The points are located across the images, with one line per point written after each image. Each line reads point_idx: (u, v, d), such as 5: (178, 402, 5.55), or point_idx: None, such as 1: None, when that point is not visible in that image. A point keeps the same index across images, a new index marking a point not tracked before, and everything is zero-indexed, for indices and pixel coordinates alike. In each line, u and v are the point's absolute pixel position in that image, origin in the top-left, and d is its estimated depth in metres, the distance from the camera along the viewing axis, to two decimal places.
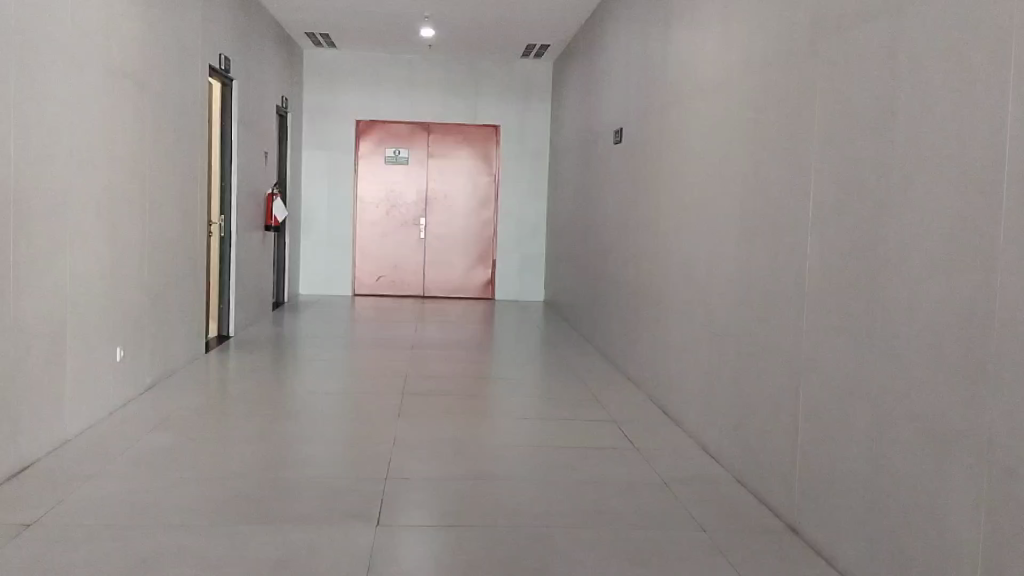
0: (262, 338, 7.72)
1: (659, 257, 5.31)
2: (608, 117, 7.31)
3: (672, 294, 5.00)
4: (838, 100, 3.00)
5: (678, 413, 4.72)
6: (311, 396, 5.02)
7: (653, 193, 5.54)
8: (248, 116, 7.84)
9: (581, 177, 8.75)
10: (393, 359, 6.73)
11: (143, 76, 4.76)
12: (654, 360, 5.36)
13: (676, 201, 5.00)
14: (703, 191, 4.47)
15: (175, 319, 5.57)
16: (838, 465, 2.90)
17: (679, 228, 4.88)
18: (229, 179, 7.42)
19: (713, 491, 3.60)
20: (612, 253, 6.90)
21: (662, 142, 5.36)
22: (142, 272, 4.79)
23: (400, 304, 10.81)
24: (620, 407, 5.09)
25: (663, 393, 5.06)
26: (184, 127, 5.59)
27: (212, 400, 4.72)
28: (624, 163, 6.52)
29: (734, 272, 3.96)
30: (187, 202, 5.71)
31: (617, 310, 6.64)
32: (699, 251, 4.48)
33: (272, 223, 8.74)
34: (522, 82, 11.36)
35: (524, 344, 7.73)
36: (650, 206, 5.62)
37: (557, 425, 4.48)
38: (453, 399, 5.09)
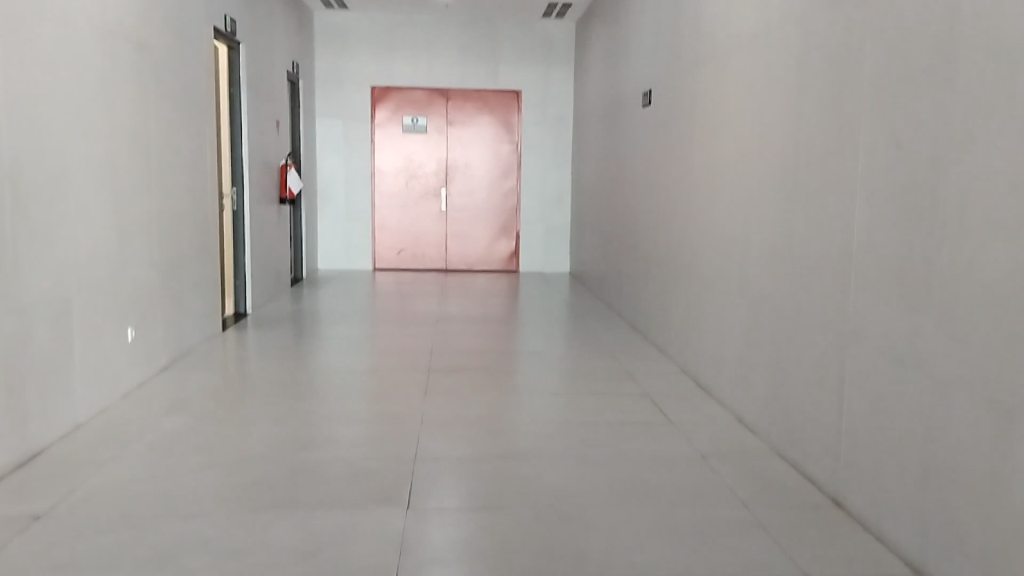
0: (280, 314, 7.63)
1: (691, 225, 5.03)
2: (634, 79, 6.96)
3: (705, 262, 4.73)
4: (880, 35, 2.68)
5: (711, 388, 4.48)
6: (332, 375, 4.89)
7: (683, 155, 5.24)
8: (258, 84, 7.64)
9: (607, 143, 8.41)
10: (416, 335, 6.58)
11: (144, 41, 4.56)
12: (686, 334, 5.12)
13: (707, 163, 4.69)
14: (734, 150, 4.18)
15: (184, 294, 5.47)
16: (877, 432, 2.62)
17: (711, 192, 4.59)
18: (239, 150, 7.25)
19: (742, 457, 3.35)
20: (640, 221, 6.63)
21: (692, 101, 5.03)
22: (149, 248, 4.67)
23: (422, 277, 10.64)
24: (649, 382, 4.88)
25: (697, 366, 4.82)
26: (188, 94, 5.40)
27: (230, 381, 4.62)
28: (652, 127, 6.19)
29: (764, 235, 3.69)
30: (192, 170, 5.54)
31: (647, 282, 6.39)
32: (731, 216, 4.21)
33: (286, 196, 8.59)
34: (543, 45, 10.95)
35: (549, 317, 7.53)
36: (680, 169, 5.31)
37: (582, 400, 4.29)
38: (476, 375, 4.93)
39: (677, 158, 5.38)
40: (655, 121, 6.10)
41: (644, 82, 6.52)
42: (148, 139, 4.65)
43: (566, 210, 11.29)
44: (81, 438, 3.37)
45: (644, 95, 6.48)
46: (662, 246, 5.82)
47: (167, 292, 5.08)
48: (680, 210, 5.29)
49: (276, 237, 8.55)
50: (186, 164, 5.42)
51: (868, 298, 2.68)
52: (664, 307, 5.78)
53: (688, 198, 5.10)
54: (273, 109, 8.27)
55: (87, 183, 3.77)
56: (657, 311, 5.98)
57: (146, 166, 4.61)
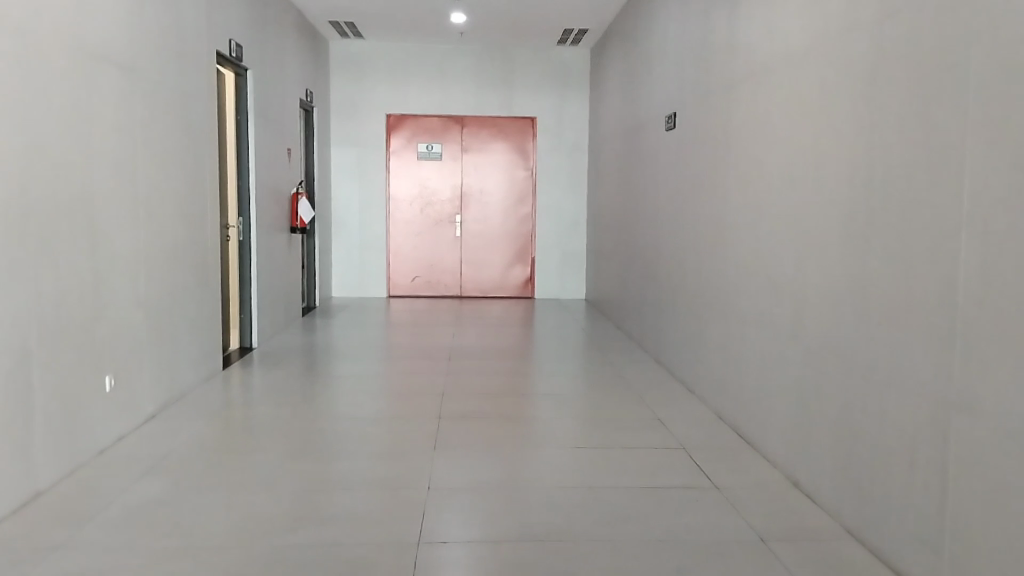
0: (287, 349, 7.25)
1: (729, 258, 4.56)
2: (658, 102, 6.57)
3: (746, 297, 4.25)
4: (981, 40, 2.23)
5: (758, 440, 3.97)
6: (337, 425, 4.47)
7: (718, 181, 4.80)
8: (266, 112, 7.36)
9: (626, 168, 8.01)
10: (428, 373, 6.13)
11: (111, 75, 4.29)
12: (725, 376, 4.61)
13: (748, 189, 4.24)
14: (781, 178, 3.74)
15: (171, 336, 5.11)
16: (993, 531, 2.12)
17: (753, 222, 4.14)
18: (246, 179, 6.96)
19: (812, 539, 2.84)
20: (667, 250, 6.18)
21: (728, 123, 4.61)
22: (121, 288, 4.34)
23: (437, 306, 10.23)
24: (684, 430, 4.39)
25: (738, 413, 4.32)
26: (171, 129, 5.11)
27: (224, 439, 4.27)
28: (679, 152, 5.79)
29: (822, 274, 3.23)
30: (177, 207, 5.21)
31: (675, 315, 5.92)
32: (779, 250, 3.76)
33: (297, 225, 8.27)
34: (559, 70, 10.66)
35: (568, 350, 7.06)
36: (714, 197, 4.88)
37: (610, 457, 3.81)
38: (493, 423, 4.46)
39: (711, 184, 4.94)
40: (683, 146, 5.69)
41: (670, 103, 6.13)
42: (123, 170, 4.40)
43: (583, 237, 10.89)
44: (51, 533, 2.94)
45: (669, 117, 6.08)
46: (693, 278, 5.36)
47: (148, 336, 4.74)
48: (715, 241, 4.84)
49: (287, 267, 8.22)
50: (171, 200, 5.12)
51: (982, 358, 2.19)
52: (697, 345, 5.29)
53: (725, 229, 4.65)
54: (284, 137, 7.99)
55: (43, 225, 3.51)
56: (688, 348, 5.50)
57: (120, 197, 4.35)
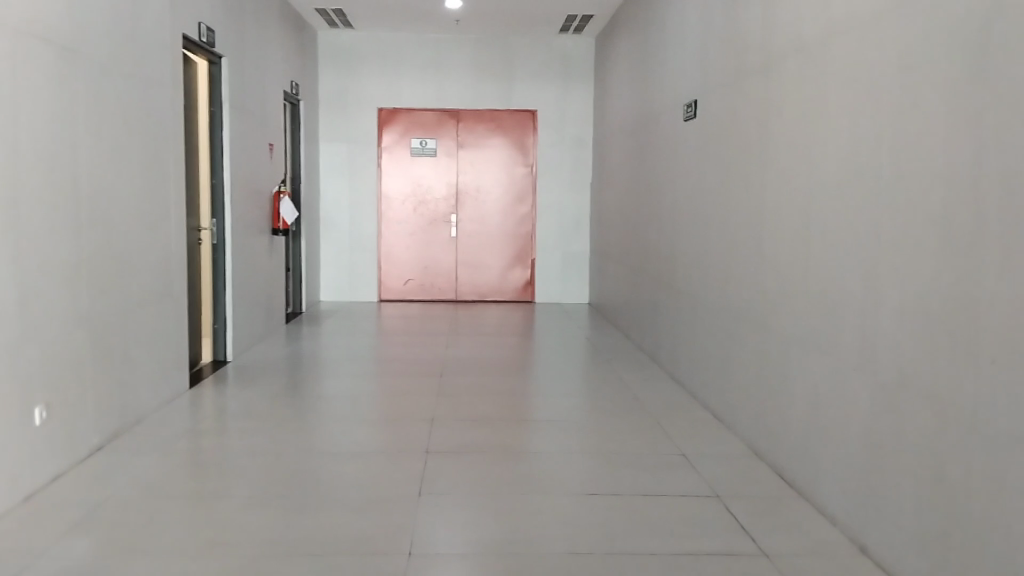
0: (268, 362, 6.62)
1: (775, 271, 3.93)
2: (674, 91, 5.95)
3: (801, 318, 3.64)
4: None
5: (830, 494, 3.36)
6: (316, 476, 3.91)
7: (758, 181, 4.18)
8: (243, 103, 6.71)
9: (636, 165, 7.39)
10: (420, 392, 5.52)
11: (26, 60, 3.50)
12: (770, 406, 4.00)
13: (802, 194, 3.63)
14: (854, 182, 3.15)
15: (114, 359, 4.51)
16: None
17: (811, 231, 3.53)
18: (219, 176, 6.33)
19: None
20: (686, 256, 5.57)
21: (772, 116, 4.00)
22: (53, 306, 3.79)
23: (431, 312, 9.59)
24: (723, 481, 3.81)
25: (794, 455, 3.71)
26: (112, 123, 4.37)
27: (182, 495, 3.72)
28: (703, 147, 5.17)
29: (937, 306, 2.62)
30: (118, 211, 4.47)
31: (696, 329, 5.31)
32: (852, 268, 3.15)
33: (280, 227, 7.53)
34: (561, 61, 10.03)
35: (573, 363, 6.46)
36: (752, 200, 4.26)
37: (641, 530, 3.26)
38: (497, 473, 3.89)
39: (748, 183, 4.32)
40: (708, 141, 5.07)
41: (690, 93, 5.51)
42: (57, 165, 3.82)
43: (585, 238, 10.28)
44: None
45: (689, 107, 5.46)
46: (723, 290, 4.74)
47: (85, 359, 4.16)
48: (754, 249, 4.22)
49: (270, 273, 7.57)
50: (112, 204, 4.39)
51: None
52: (725, 365, 4.68)
53: (768, 236, 4.03)
54: (265, 132, 7.35)
55: None
56: (714, 367, 4.89)
57: (50, 197, 3.74)
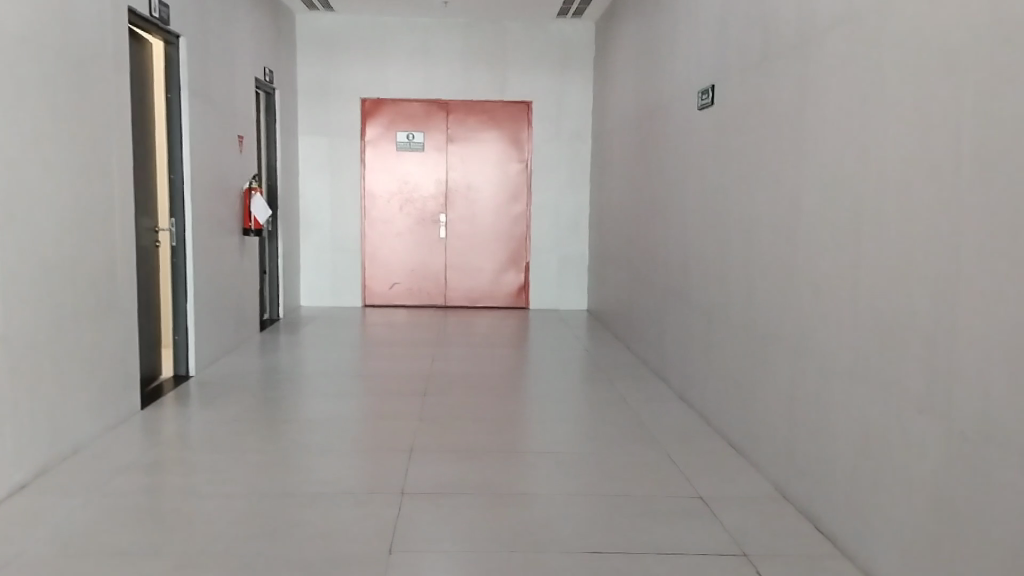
0: (235, 377, 5.99)
1: (814, 284, 3.35)
2: (686, 77, 5.37)
3: (845, 343, 3.07)
4: None
5: (885, 557, 2.78)
6: (270, 527, 3.30)
7: (792, 178, 3.60)
8: (206, 89, 6.08)
9: (640, 160, 6.81)
10: (400, 414, 4.91)
11: None
12: (803, 442, 3.43)
13: (851, 192, 3.04)
14: (921, 179, 2.57)
15: (41, 381, 3.91)
16: None
17: (861, 238, 2.94)
18: (178, 170, 5.72)
19: None
20: (699, 263, 4.98)
21: (812, 102, 3.40)
22: None
23: (418, 318, 8.99)
24: (751, 533, 3.23)
25: (835, 504, 3.13)
26: (23, 97, 3.72)
27: (107, 550, 3.12)
28: (722, 139, 4.59)
29: None
30: (33, 201, 3.82)
31: (711, 345, 4.73)
32: (919, 285, 2.57)
33: (251, 226, 6.91)
34: (558, 50, 9.43)
35: (570, 378, 5.87)
36: (784, 200, 3.68)
37: None
38: (482, 523, 3.29)
39: (779, 181, 3.74)
40: (729, 132, 4.49)
41: (705, 77, 4.93)
42: None
43: (584, 239, 9.69)
44: None
45: (706, 94, 4.87)
46: (745, 303, 4.15)
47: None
48: (786, 258, 3.64)
49: (241, 277, 6.96)
50: (23, 191, 3.74)
51: None
52: (747, 389, 4.10)
53: (804, 244, 3.45)
54: (233, 122, 6.73)
55: None
56: (733, 391, 4.32)
57: None
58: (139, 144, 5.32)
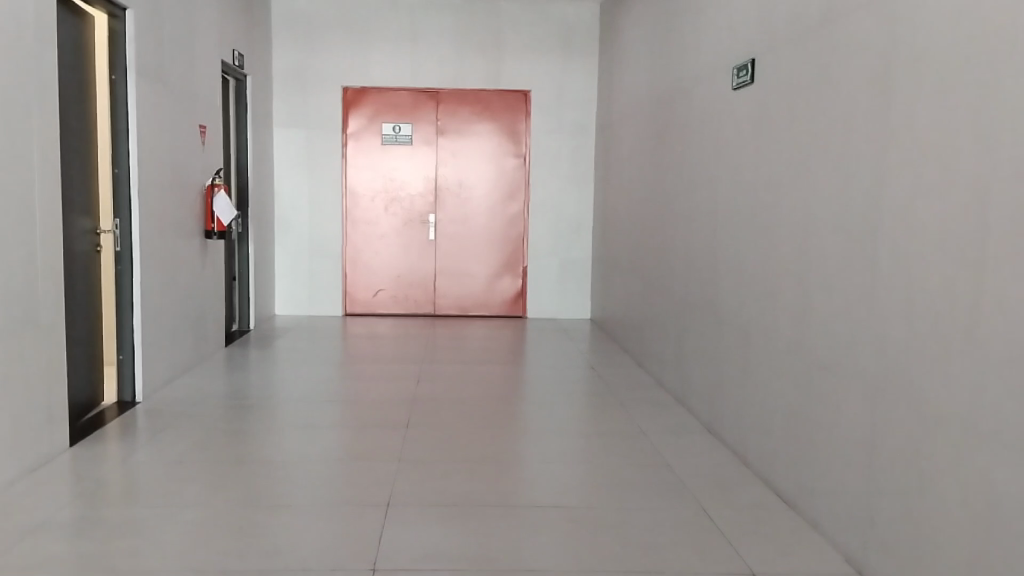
0: (191, 400, 5.19)
1: (913, 303, 2.61)
2: (716, 53, 4.64)
3: (973, 389, 2.32)
4: None
5: None
6: None
7: (875, 168, 2.87)
8: (161, 69, 5.26)
9: (653, 153, 6.09)
10: (379, 450, 4.15)
11: None
12: (897, 507, 2.69)
13: (981, 188, 2.30)
14: None
15: None
16: None
17: (1007, 252, 2.19)
18: (124, 164, 4.87)
19: None
20: (733, 272, 4.25)
21: (911, 74, 2.66)
22: None
23: (404, 329, 8.21)
24: None
25: None
26: None
27: None
28: (768, 123, 3.86)
29: None
30: None
31: (750, 369, 3.99)
32: None
33: (214, 227, 6.09)
34: (559, 35, 8.69)
35: (577, 403, 5.13)
36: (864, 195, 2.94)
37: None
38: None
39: (856, 171, 3.01)
40: (778, 114, 3.75)
41: (744, 50, 4.20)
42: None
43: (586, 241, 8.95)
44: None
45: (745, 70, 4.15)
46: (802, 322, 3.42)
47: None
48: (866, 268, 2.91)
49: (203, 285, 6.16)
50: None
51: None
52: (806, 429, 3.36)
53: (899, 256, 2.70)
54: (195, 108, 5.94)
55: None
56: (783, 427, 3.58)
57: None
58: (76, 135, 4.49)
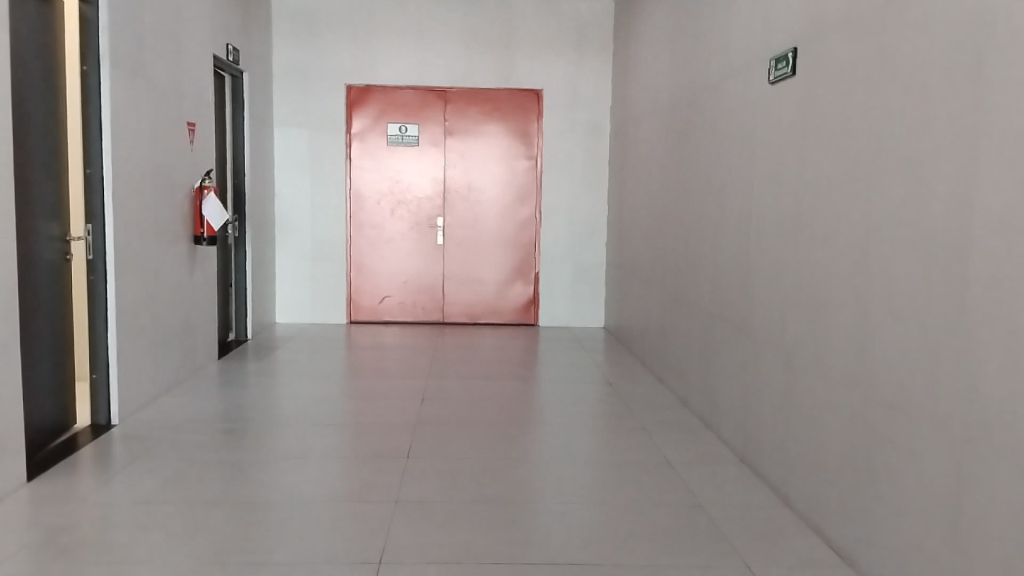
0: (174, 420, 4.76)
1: (1019, 327, 2.08)
2: (750, 39, 4.13)
3: None
4: None
5: None
6: None
7: (961, 161, 2.34)
8: (140, 63, 4.86)
9: (675, 149, 5.58)
10: (371, 485, 3.69)
11: None
12: None
13: None
14: None
15: None
16: None
17: None
18: (97, 164, 4.46)
19: None
20: (772, 283, 3.73)
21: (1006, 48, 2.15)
22: None
23: (410, 338, 7.75)
24: None
25: None
26: None
27: None
28: (815, 114, 3.34)
29: None
30: None
31: (793, 394, 3.47)
32: None
33: (204, 233, 5.69)
34: (573, 27, 8.20)
35: (593, 426, 4.63)
36: (942, 195, 2.42)
37: None
38: None
39: (929, 166, 2.49)
40: (827, 103, 3.23)
41: (784, 33, 3.68)
42: None
43: (601, 246, 8.44)
44: None
45: (786, 62, 3.61)
46: (859, 343, 2.90)
47: None
48: (946, 284, 2.39)
49: (192, 294, 5.75)
50: None
51: None
52: (864, 470, 2.85)
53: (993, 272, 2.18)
54: (181, 105, 5.54)
55: None
56: (835, 467, 3.07)
57: None
58: (42, 131, 4.09)
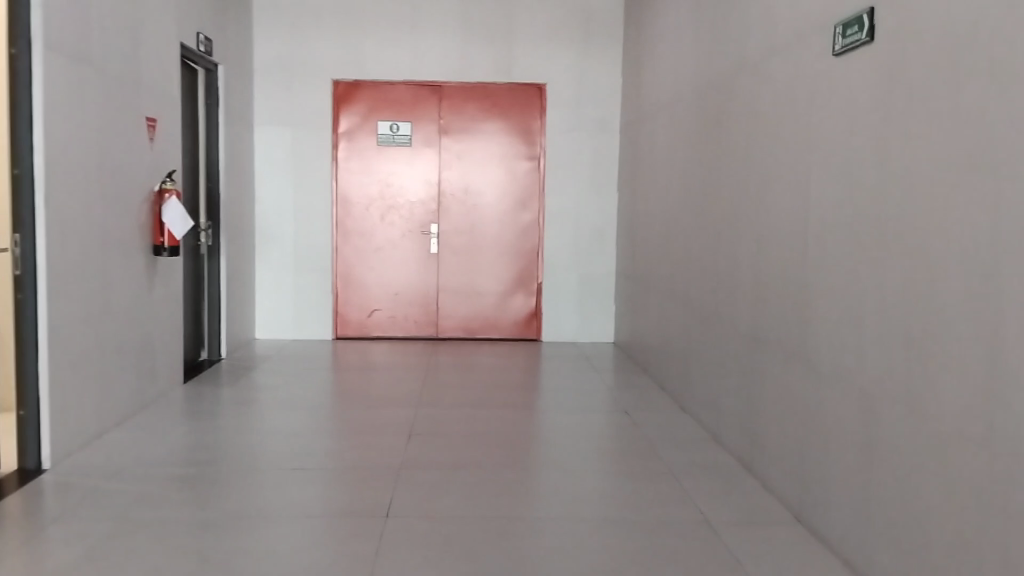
0: (120, 462, 4.09)
1: None
2: (798, 15, 3.49)
3: None
4: None
5: None
6: None
7: None
8: (85, 48, 4.21)
9: (700, 148, 4.94)
10: (343, 557, 3.01)
11: None
12: None
13: None
14: None
15: None
16: None
17: None
18: (26, 164, 3.80)
19: None
20: (835, 308, 3.09)
21: None
22: None
23: (401, 356, 7.08)
24: None
25: None
26: None
27: None
28: (896, 101, 2.69)
29: None
30: None
31: (874, 449, 2.80)
32: None
33: (164, 242, 5.03)
34: (578, 17, 7.57)
35: (611, 470, 3.98)
36: None
37: None
38: None
39: None
40: (913, 84, 2.59)
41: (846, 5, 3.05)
42: None
43: (610, 254, 7.79)
44: None
45: (858, 25, 2.90)
46: (977, 397, 2.23)
47: None
48: None
49: (149, 312, 5.08)
50: None
51: None
52: (997, 567, 2.16)
53: None
54: (139, 99, 4.88)
55: None
56: (942, 552, 2.39)
57: None
58: None
